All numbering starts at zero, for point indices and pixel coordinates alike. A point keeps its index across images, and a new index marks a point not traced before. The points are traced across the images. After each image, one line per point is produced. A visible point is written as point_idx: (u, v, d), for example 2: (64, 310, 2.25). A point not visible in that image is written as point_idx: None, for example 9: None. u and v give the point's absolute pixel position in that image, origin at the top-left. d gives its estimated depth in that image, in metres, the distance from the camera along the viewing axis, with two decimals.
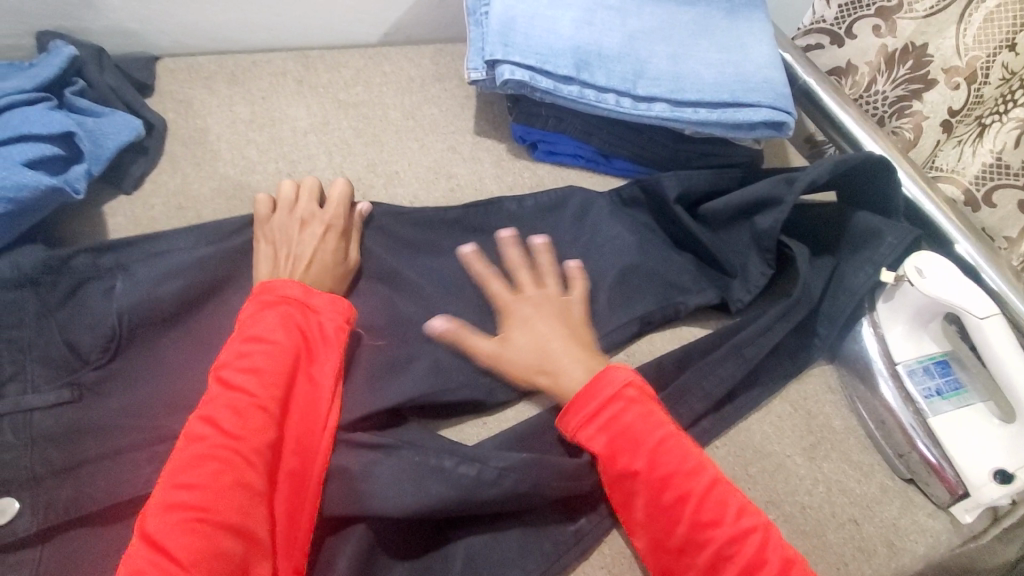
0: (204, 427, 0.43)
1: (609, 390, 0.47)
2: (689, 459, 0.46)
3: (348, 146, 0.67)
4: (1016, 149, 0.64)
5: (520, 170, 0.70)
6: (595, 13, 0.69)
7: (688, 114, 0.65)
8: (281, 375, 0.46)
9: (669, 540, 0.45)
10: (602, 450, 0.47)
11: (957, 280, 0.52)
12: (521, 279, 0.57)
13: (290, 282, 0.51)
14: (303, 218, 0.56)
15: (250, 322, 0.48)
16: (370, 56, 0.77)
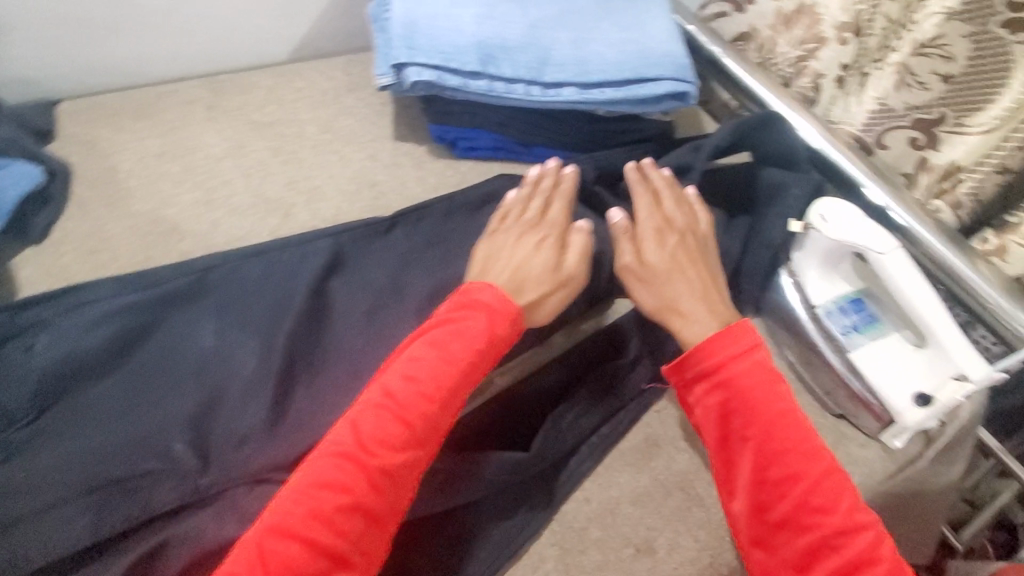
0: (349, 428, 0.45)
1: (740, 346, 0.49)
2: (808, 442, 0.47)
3: (265, 166, 0.66)
4: (898, 92, 0.66)
5: (443, 170, 0.71)
6: (495, 7, 0.70)
7: (596, 95, 0.67)
8: (437, 391, 0.47)
9: (770, 513, 0.45)
10: (717, 405, 0.48)
11: (858, 220, 0.54)
12: (664, 205, 0.59)
13: (495, 290, 0.51)
14: (522, 232, 0.57)
15: (432, 327, 0.49)
16: (280, 74, 0.76)
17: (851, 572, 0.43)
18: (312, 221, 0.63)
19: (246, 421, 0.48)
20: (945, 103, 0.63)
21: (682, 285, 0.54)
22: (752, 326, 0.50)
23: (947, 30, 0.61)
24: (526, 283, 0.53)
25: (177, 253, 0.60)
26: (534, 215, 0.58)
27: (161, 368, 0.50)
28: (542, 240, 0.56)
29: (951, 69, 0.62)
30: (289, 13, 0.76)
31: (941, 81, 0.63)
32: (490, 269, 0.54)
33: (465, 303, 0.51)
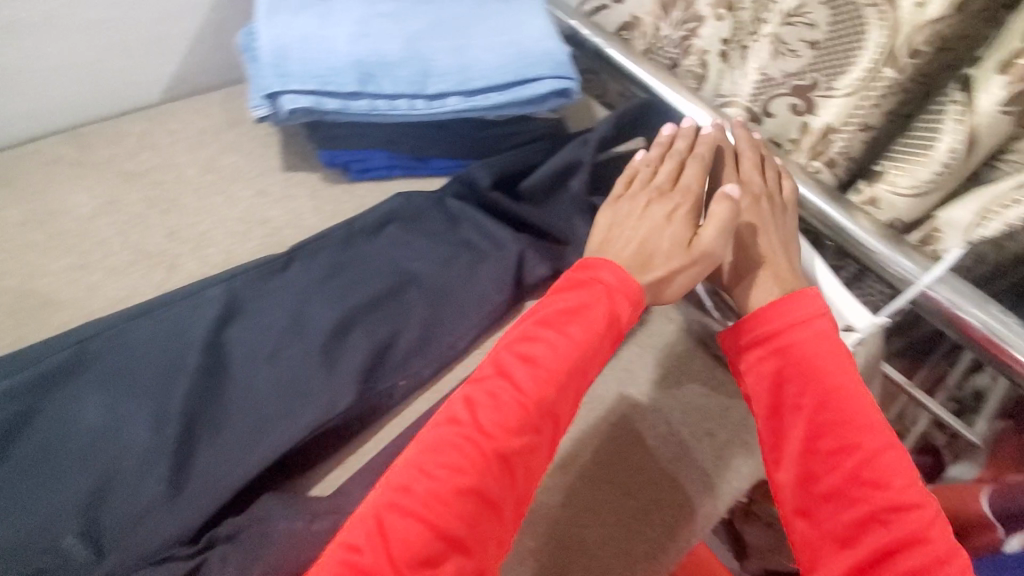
0: (466, 409, 0.44)
1: (803, 313, 0.52)
2: (867, 415, 0.47)
3: (144, 219, 0.62)
4: (773, 62, 0.67)
5: (338, 196, 0.69)
6: (369, 24, 0.69)
7: (481, 102, 0.67)
8: (552, 373, 0.45)
9: (819, 483, 0.46)
10: (771, 370, 0.51)
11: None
12: (687, 177, 0.59)
13: (618, 268, 0.50)
14: (653, 195, 0.58)
15: (549, 304, 0.49)
16: (152, 118, 0.72)
17: (899, 548, 0.42)
18: (201, 270, 0.60)
19: (144, 497, 0.44)
20: (816, 69, 0.64)
21: (758, 255, 0.58)
22: (818, 296, 0.53)
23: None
24: (656, 255, 0.53)
25: (50, 326, 0.55)
26: (660, 180, 0.60)
27: (44, 456, 0.46)
28: (672, 210, 0.56)
29: (817, 35, 0.62)
30: (153, 53, 0.72)
31: (809, 47, 0.63)
32: (614, 243, 0.54)
33: (584, 276, 0.50)
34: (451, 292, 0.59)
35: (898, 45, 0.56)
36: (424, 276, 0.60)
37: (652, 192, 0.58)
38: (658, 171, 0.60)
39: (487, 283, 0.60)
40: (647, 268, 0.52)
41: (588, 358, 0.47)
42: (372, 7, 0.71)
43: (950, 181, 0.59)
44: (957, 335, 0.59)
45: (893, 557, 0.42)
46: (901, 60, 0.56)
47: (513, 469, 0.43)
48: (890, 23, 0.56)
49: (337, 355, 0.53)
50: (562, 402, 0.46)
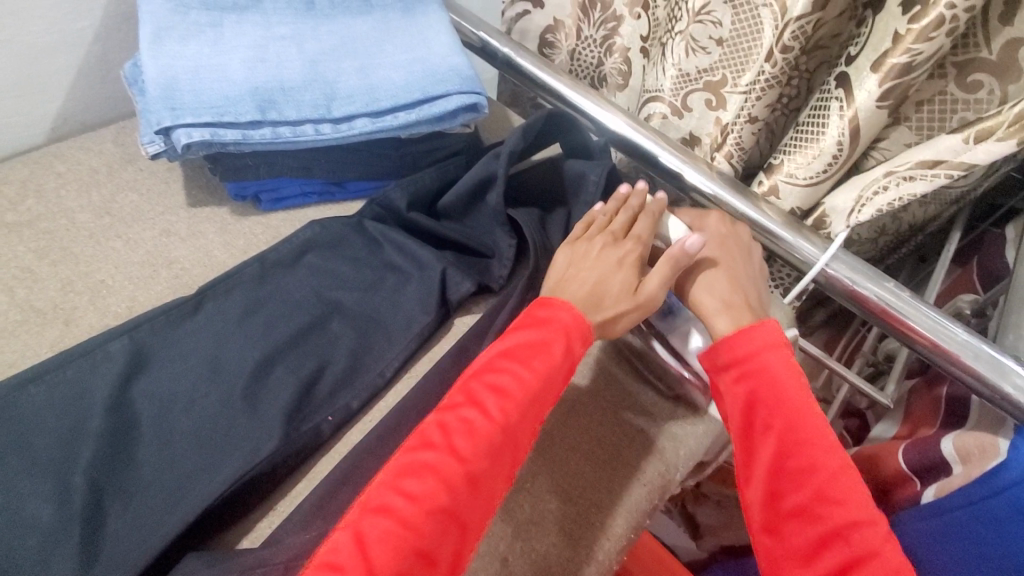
0: (440, 433, 0.44)
1: (766, 342, 0.54)
2: (827, 437, 0.49)
3: (31, 273, 0.57)
4: (689, 58, 0.70)
5: (251, 229, 0.66)
6: (267, 48, 0.67)
7: (390, 121, 0.66)
8: (521, 402, 0.47)
9: (785, 501, 0.48)
10: (742, 393, 0.53)
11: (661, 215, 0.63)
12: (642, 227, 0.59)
13: (569, 308, 0.52)
14: (608, 241, 0.58)
15: (510, 338, 0.50)
16: (34, 161, 0.66)
17: (856, 564, 0.43)
18: (102, 321, 0.56)
19: None
20: (724, 66, 0.68)
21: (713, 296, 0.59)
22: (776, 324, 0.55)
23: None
24: (605, 299, 0.54)
25: None
26: (620, 229, 0.59)
27: None
28: (623, 256, 0.57)
29: (722, 33, 0.66)
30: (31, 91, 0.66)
31: (717, 45, 0.67)
32: (567, 286, 0.55)
33: (543, 313, 0.52)
34: (376, 319, 0.58)
35: (777, 41, 0.60)
36: (347, 304, 0.58)
37: (607, 236, 0.58)
38: (613, 220, 0.60)
39: (413, 307, 0.59)
40: (598, 309, 0.53)
41: (554, 387, 0.49)
42: (269, 31, 0.69)
43: (840, 171, 0.64)
44: (861, 313, 0.63)
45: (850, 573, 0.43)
46: (779, 56, 0.61)
47: (479, 496, 0.43)
48: (778, 23, 0.59)
49: (259, 397, 0.51)
50: (528, 431, 0.47)
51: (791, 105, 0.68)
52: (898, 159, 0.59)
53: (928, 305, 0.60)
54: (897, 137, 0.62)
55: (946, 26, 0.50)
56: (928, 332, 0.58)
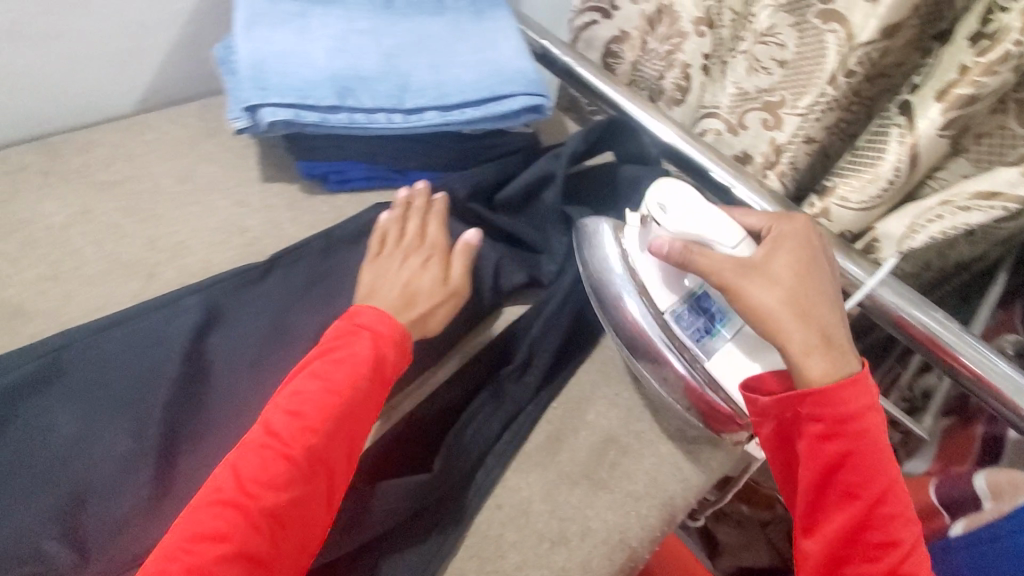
0: (230, 473, 0.43)
1: (864, 403, 0.47)
2: (905, 509, 0.47)
3: (118, 229, 0.62)
4: (748, 76, 0.73)
5: (318, 206, 0.70)
6: (348, 41, 0.71)
7: (457, 116, 0.69)
8: (323, 420, 0.46)
9: (850, 567, 0.47)
10: (834, 456, 0.47)
11: (696, 205, 0.54)
12: (433, 231, 0.61)
13: (371, 312, 0.52)
14: (407, 250, 0.60)
15: (315, 359, 0.49)
16: (125, 128, 0.71)
17: None
18: (180, 278, 0.60)
19: (125, 504, 0.45)
20: (784, 87, 0.69)
21: (788, 313, 0.49)
22: (873, 382, 0.47)
23: (778, 21, 0.67)
24: (419, 296, 0.56)
25: (19, 337, 0.53)
26: (415, 235, 0.61)
27: (15, 466, 0.45)
28: (426, 259, 0.59)
29: (785, 55, 0.68)
30: (129, 64, 0.72)
31: (778, 66, 0.69)
32: (381, 288, 0.56)
33: (344, 332, 0.50)
34: None
35: (840, 66, 0.62)
36: None
37: (408, 247, 0.60)
38: (405, 230, 0.61)
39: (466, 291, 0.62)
40: (410, 306, 0.55)
41: (365, 396, 0.48)
42: (350, 24, 0.73)
43: (890, 199, 0.65)
44: (904, 337, 0.64)
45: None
46: (841, 81, 0.63)
47: (285, 521, 0.43)
48: (844, 51, 0.62)
49: None
50: (337, 445, 0.46)
51: (847, 134, 0.70)
52: (952, 189, 0.60)
53: (976, 338, 0.60)
54: (955, 168, 0.63)
55: (1011, 62, 0.52)
56: (973, 364, 0.58)
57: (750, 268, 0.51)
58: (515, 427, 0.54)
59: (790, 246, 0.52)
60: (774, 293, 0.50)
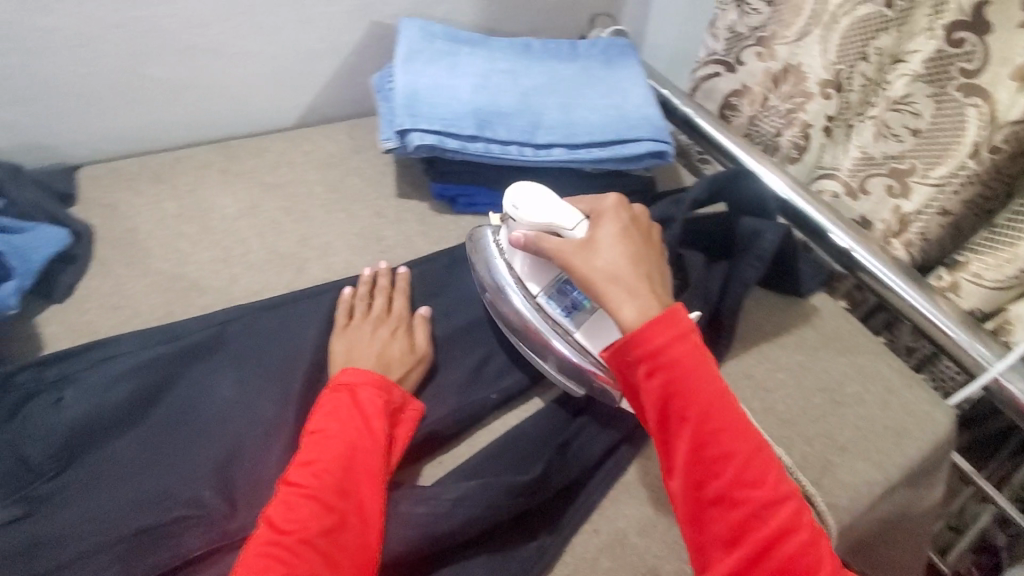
0: (260, 522, 0.45)
1: (673, 332, 0.47)
2: (742, 423, 0.46)
3: (278, 225, 0.71)
4: (876, 143, 0.72)
5: (444, 224, 0.76)
6: (490, 78, 0.78)
7: (584, 154, 0.74)
8: (335, 459, 0.47)
9: (705, 490, 0.45)
10: (658, 391, 0.46)
11: (547, 199, 0.59)
12: (398, 305, 0.61)
13: (357, 370, 0.54)
14: (376, 321, 0.59)
15: (310, 418, 0.51)
16: (289, 139, 0.81)
17: (779, 543, 0.43)
18: (323, 275, 0.68)
19: (271, 463, 0.51)
20: (914, 155, 0.68)
21: (609, 276, 0.51)
22: (684, 319, 0.47)
23: (914, 90, 0.67)
24: (392, 363, 0.56)
25: (195, 309, 0.63)
26: (382, 309, 0.60)
27: (185, 417, 0.52)
28: (397, 330, 0.59)
29: (919, 124, 0.67)
30: (298, 86, 0.81)
31: (911, 134, 0.68)
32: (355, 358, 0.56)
33: (325, 394, 0.53)
34: None
35: (986, 140, 0.61)
36: None
37: (375, 316, 0.59)
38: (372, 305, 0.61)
39: None
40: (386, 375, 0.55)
41: (367, 433, 0.50)
42: (492, 64, 0.80)
43: None
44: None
45: (772, 552, 0.43)
46: (984, 155, 0.62)
47: (326, 550, 0.44)
48: (987, 124, 0.61)
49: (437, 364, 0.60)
50: (355, 478, 0.47)
51: (983, 211, 0.67)
52: None
53: None
54: None
55: None
56: None
57: (586, 240, 0.54)
58: (615, 456, 0.56)
59: (615, 230, 0.54)
60: (609, 260, 0.52)
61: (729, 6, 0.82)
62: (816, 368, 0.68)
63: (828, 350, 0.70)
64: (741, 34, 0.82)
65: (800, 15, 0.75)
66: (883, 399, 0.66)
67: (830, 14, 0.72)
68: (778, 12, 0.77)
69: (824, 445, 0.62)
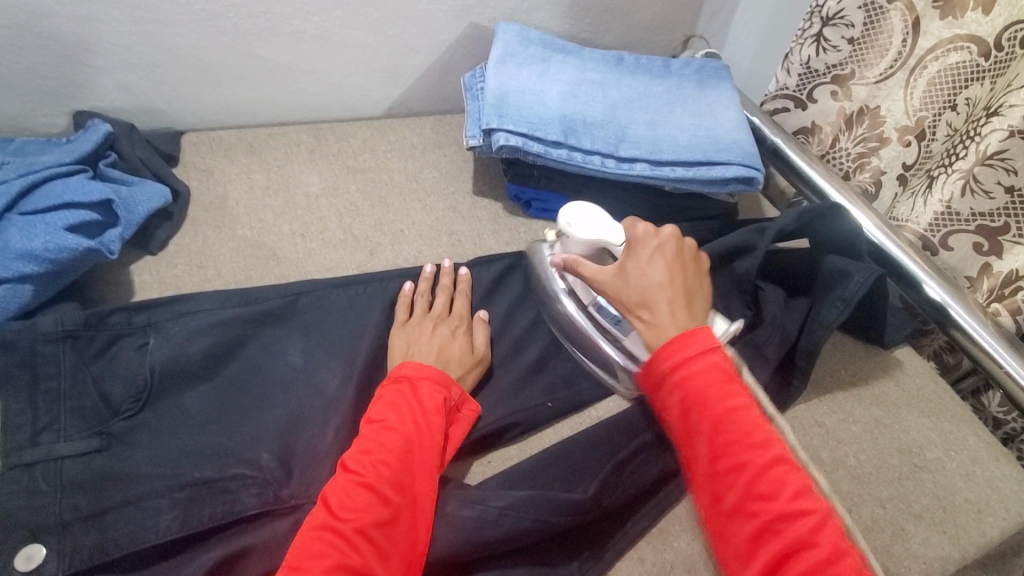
0: (319, 507, 0.45)
1: (695, 345, 0.47)
2: (756, 431, 0.44)
3: (356, 208, 0.73)
4: (963, 198, 0.67)
5: (516, 226, 0.76)
6: (579, 87, 0.77)
7: (667, 172, 0.72)
8: (393, 451, 0.47)
9: (720, 504, 0.43)
10: (673, 405, 0.46)
11: (597, 216, 0.61)
12: (458, 306, 0.61)
13: (420, 364, 0.53)
14: (435, 319, 0.58)
15: (370, 408, 0.51)
16: (375, 128, 0.83)
17: (791, 558, 0.40)
18: (394, 261, 0.70)
19: (328, 437, 0.52)
20: (1008, 214, 0.64)
21: (645, 311, 0.51)
22: (706, 335, 0.47)
23: (1011, 145, 0.60)
24: (451, 362, 0.56)
25: (272, 277, 0.66)
26: (441, 309, 0.60)
27: (253, 380, 0.54)
28: (455, 330, 0.58)
29: (1015, 181, 0.62)
30: (389, 78, 0.81)
31: (1005, 191, 0.63)
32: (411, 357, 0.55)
33: (387, 386, 0.52)
34: None
35: None
36: None
37: (435, 315, 0.59)
38: (432, 303, 0.61)
39: None
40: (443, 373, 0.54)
41: (426, 428, 0.49)
42: (583, 74, 0.79)
43: None
44: None
45: (787, 569, 0.39)
46: None
47: (378, 542, 0.43)
48: None
49: (495, 365, 0.61)
50: (412, 472, 0.47)
51: None
52: None
53: None
54: None
55: None
56: None
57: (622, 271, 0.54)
58: (671, 485, 0.53)
59: (646, 246, 0.54)
60: (640, 286, 0.52)
61: (805, 41, 0.75)
62: (895, 426, 0.63)
63: (910, 409, 0.64)
64: (816, 71, 0.76)
65: (884, 56, 0.69)
66: (968, 470, 0.61)
67: (916, 59, 0.67)
68: (860, 51, 0.71)
69: (897, 510, 0.57)
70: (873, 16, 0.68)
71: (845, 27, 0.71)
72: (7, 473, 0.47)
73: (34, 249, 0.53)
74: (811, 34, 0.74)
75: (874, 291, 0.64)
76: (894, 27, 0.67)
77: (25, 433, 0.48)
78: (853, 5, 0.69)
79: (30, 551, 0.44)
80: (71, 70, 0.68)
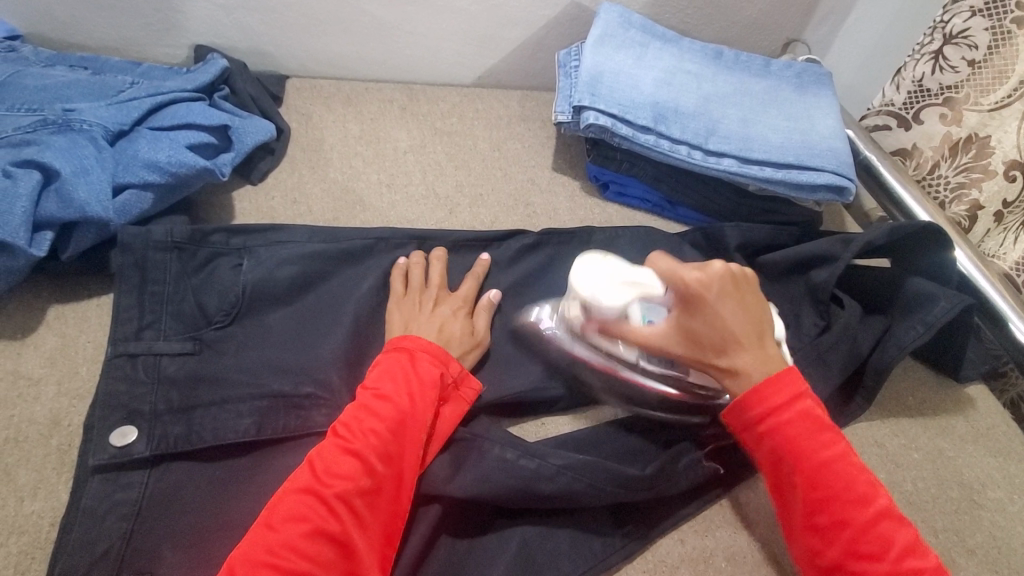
0: (302, 469, 0.44)
1: (787, 394, 0.48)
2: (856, 486, 0.46)
3: (440, 167, 0.76)
4: None
5: (591, 207, 0.77)
6: (675, 76, 0.76)
7: (755, 170, 0.71)
8: (386, 421, 0.46)
9: (820, 558, 0.45)
10: (766, 456, 0.47)
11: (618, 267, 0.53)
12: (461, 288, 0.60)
13: (420, 337, 0.52)
14: (433, 298, 0.58)
15: (368, 374, 0.50)
16: (465, 95, 0.85)
17: None
18: (470, 222, 0.72)
19: None
20: None
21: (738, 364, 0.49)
22: (795, 376, 0.48)
23: None
24: (451, 341, 0.55)
25: (356, 221, 0.69)
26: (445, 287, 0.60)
27: (331, 310, 0.57)
28: (455, 311, 0.57)
29: None
30: (485, 48, 0.83)
31: None
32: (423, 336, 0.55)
33: (388, 357, 0.51)
34: None
35: None
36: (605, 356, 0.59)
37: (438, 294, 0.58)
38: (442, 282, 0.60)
39: None
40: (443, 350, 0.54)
41: (419, 404, 0.48)
42: (681, 63, 0.78)
43: None
44: None
45: None
46: None
47: (360, 510, 0.43)
48: None
49: None
50: (402, 444, 0.46)
51: None
52: None
53: None
54: None
55: None
56: None
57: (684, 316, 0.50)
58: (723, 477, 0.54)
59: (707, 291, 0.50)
60: (718, 329, 0.50)
61: (921, 57, 0.71)
62: (958, 460, 0.61)
63: (976, 446, 0.62)
64: (927, 91, 0.72)
65: (1004, 84, 0.65)
66: None
67: None
68: (978, 74, 0.67)
69: (949, 541, 0.56)
70: (999, 41, 0.64)
71: (966, 48, 0.67)
72: (112, 359, 0.51)
73: (158, 161, 0.57)
74: (930, 50, 0.70)
75: (959, 320, 0.61)
76: (1020, 53, 0.63)
77: (131, 326, 0.53)
78: (980, 26, 0.65)
79: (124, 430, 0.48)
80: (198, 7, 0.73)
